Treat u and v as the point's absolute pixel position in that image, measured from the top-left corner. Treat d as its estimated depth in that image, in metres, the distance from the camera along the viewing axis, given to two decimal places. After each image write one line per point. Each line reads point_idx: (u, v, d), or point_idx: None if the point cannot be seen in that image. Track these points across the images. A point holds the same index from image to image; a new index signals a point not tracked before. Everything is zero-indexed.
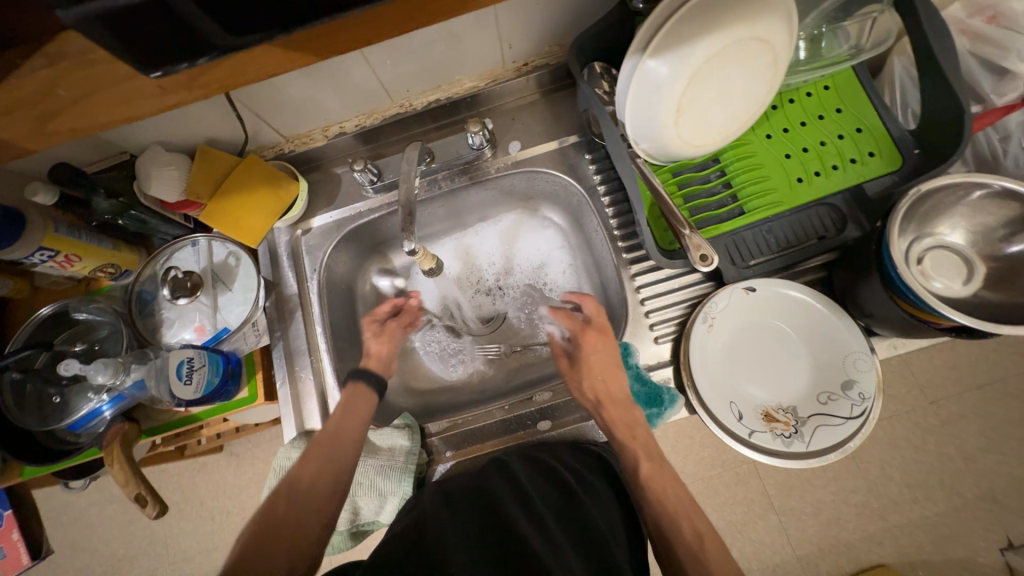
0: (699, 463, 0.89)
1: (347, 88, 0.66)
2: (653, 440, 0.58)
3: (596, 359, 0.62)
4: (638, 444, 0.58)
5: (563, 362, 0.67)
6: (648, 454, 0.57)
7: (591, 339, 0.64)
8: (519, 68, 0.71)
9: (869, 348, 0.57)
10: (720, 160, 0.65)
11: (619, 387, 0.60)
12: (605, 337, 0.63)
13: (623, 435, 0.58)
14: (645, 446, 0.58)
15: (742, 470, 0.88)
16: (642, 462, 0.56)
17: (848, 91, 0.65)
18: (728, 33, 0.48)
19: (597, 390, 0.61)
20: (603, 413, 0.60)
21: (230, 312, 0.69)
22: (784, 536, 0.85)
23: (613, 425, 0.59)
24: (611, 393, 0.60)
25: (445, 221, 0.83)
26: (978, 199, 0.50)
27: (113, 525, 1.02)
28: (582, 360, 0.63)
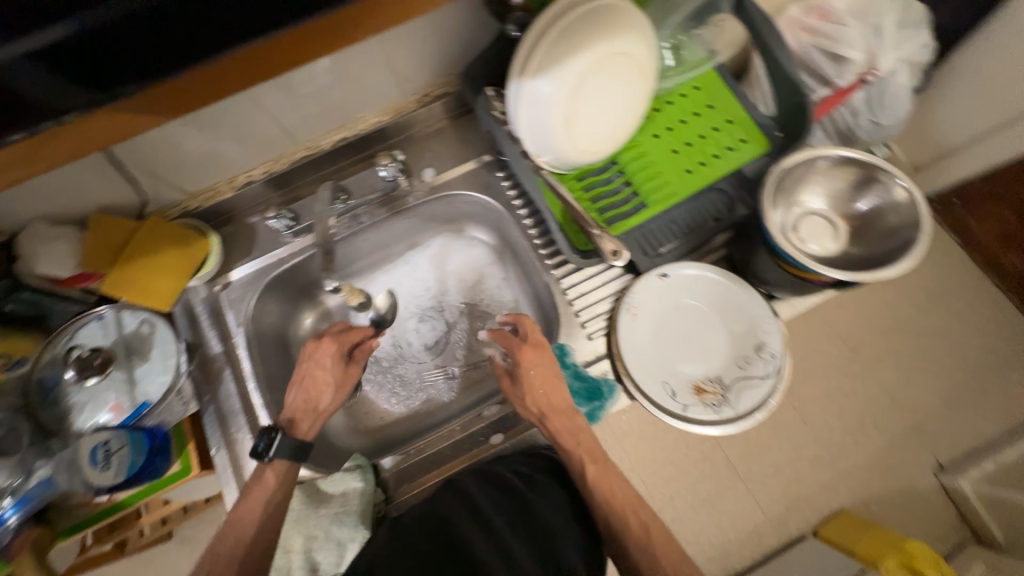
0: (664, 448, 0.84)
1: (248, 136, 0.66)
2: (598, 444, 0.58)
3: (537, 374, 0.61)
4: (583, 450, 0.58)
5: (505, 381, 0.65)
6: (593, 457, 0.57)
7: (529, 355, 0.62)
8: (420, 99, 0.74)
9: (772, 313, 0.64)
10: (618, 162, 0.71)
11: (561, 398, 0.60)
12: (543, 352, 0.61)
13: (568, 443, 0.58)
14: (590, 450, 0.57)
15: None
16: (587, 466, 0.56)
17: (715, 88, 0.73)
18: (595, 51, 0.53)
19: (540, 404, 0.60)
20: (548, 425, 0.59)
21: (149, 384, 0.64)
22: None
23: (558, 435, 0.59)
24: (554, 405, 0.60)
25: (374, 254, 0.83)
26: (827, 169, 0.58)
27: None
28: (523, 378, 0.62)
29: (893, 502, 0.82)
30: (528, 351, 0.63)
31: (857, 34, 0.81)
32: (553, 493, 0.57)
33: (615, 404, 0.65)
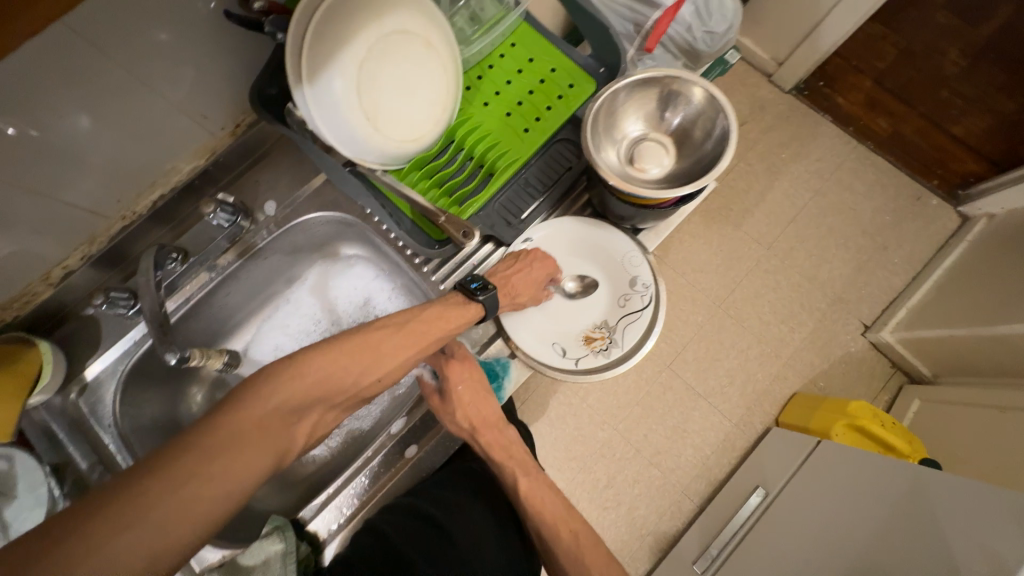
0: None
1: (40, 225, 0.58)
2: (528, 455, 0.62)
3: (466, 388, 0.59)
4: (514, 462, 0.61)
5: (433, 401, 0.60)
6: (524, 469, 0.61)
7: (456, 370, 0.59)
8: (234, 131, 0.68)
9: (638, 247, 0.65)
10: (454, 141, 0.69)
11: (491, 410, 0.60)
12: (471, 366, 0.60)
13: (500, 456, 0.61)
14: (521, 462, 0.61)
15: (664, 378, 1.03)
16: (521, 479, 0.60)
17: (531, 40, 0.72)
18: (368, 36, 0.51)
19: (472, 418, 0.59)
20: (480, 438, 0.59)
21: (24, 523, 0.58)
22: (718, 412, 1.02)
23: (490, 448, 0.60)
24: (485, 418, 0.60)
25: (249, 304, 0.77)
26: (635, 94, 0.58)
27: None
28: (451, 394, 0.58)
29: None
30: (454, 366, 0.60)
31: None
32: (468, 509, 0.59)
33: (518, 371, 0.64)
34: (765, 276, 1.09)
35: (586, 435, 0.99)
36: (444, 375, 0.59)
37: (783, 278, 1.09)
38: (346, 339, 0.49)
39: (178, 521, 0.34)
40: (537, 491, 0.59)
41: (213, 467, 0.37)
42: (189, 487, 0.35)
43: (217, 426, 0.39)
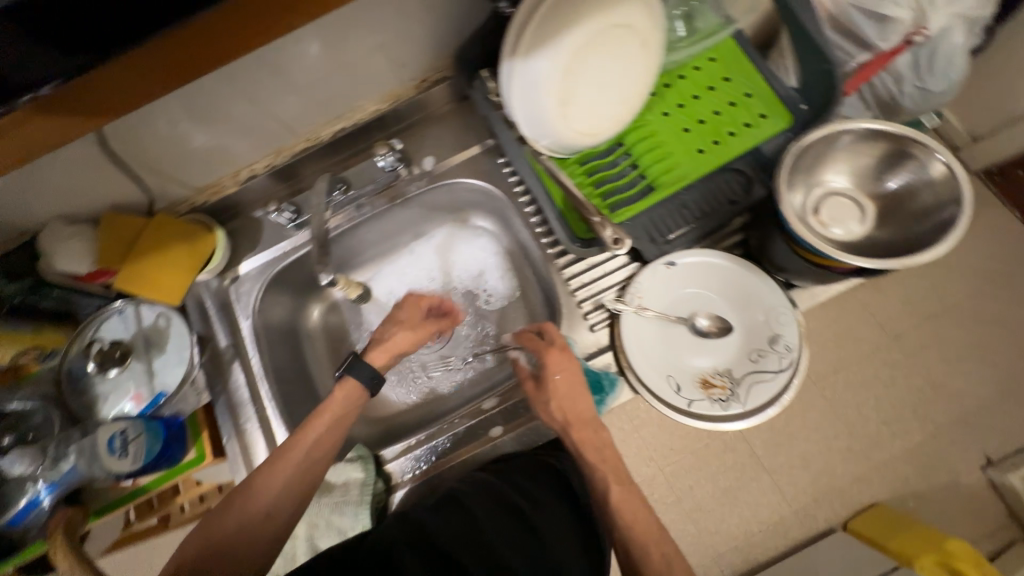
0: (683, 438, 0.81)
1: (246, 129, 0.66)
2: (623, 463, 0.56)
3: (564, 379, 0.58)
4: (609, 468, 0.56)
5: (528, 385, 0.62)
6: (618, 477, 0.56)
7: (557, 359, 0.59)
8: (419, 85, 0.72)
9: (790, 303, 0.59)
10: (623, 144, 0.67)
11: (587, 407, 0.58)
12: (570, 356, 0.59)
13: (593, 458, 0.57)
14: (615, 470, 0.56)
15: (727, 436, 0.80)
16: (612, 486, 0.55)
17: (734, 59, 0.67)
18: (592, 23, 0.49)
19: (566, 411, 0.58)
20: (573, 434, 0.57)
21: (166, 375, 0.67)
22: (777, 492, 0.76)
23: (584, 447, 0.57)
24: (580, 414, 0.58)
25: (379, 245, 0.82)
26: (854, 144, 0.52)
27: None
28: (547, 381, 0.59)
29: (936, 502, 0.75)
30: (555, 354, 0.60)
31: None
32: (553, 510, 0.56)
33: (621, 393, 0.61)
34: (882, 367, 0.81)
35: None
36: (542, 361, 0.60)
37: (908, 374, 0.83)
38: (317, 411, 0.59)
39: (260, 513, 0.54)
40: (629, 505, 0.54)
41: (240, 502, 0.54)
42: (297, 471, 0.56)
43: (272, 463, 0.56)
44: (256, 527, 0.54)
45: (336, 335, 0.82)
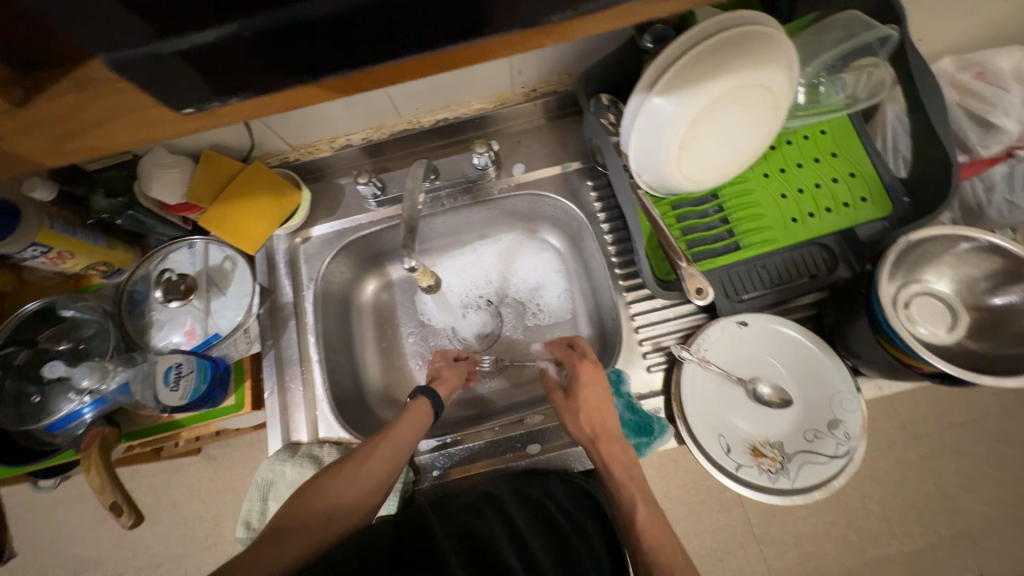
0: (683, 490, 0.85)
1: (356, 101, 0.66)
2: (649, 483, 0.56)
3: (592, 391, 0.59)
4: (636, 486, 0.55)
5: (556, 395, 0.63)
6: (644, 497, 0.55)
7: (587, 369, 0.61)
8: (527, 93, 0.73)
9: (857, 389, 0.57)
10: (718, 196, 0.67)
11: (614, 420, 0.58)
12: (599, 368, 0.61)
13: (620, 473, 0.56)
14: (641, 488, 0.55)
15: (726, 499, 0.84)
16: (638, 506, 0.54)
17: (845, 138, 0.67)
18: (734, 77, 0.50)
19: (593, 422, 0.58)
20: (598, 447, 0.57)
21: (222, 317, 0.68)
22: (765, 566, 0.81)
23: (609, 460, 0.56)
24: (606, 426, 0.58)
25: (445, 236, 0.83)
26: (964, 252, 0.52)
27: (79, 525, 0.98)
28: (577, 390, 0.60)
29: None
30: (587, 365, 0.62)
31: (1019, 103, 0.72)
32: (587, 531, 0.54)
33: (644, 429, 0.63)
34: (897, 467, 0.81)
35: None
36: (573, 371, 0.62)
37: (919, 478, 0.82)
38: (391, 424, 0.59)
39: (326, 511, 0.52)
40: (654, 527, 0.53)
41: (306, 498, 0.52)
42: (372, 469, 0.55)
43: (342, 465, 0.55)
44: (324, 519, 0.51)
45: (384, 313, 0.83)
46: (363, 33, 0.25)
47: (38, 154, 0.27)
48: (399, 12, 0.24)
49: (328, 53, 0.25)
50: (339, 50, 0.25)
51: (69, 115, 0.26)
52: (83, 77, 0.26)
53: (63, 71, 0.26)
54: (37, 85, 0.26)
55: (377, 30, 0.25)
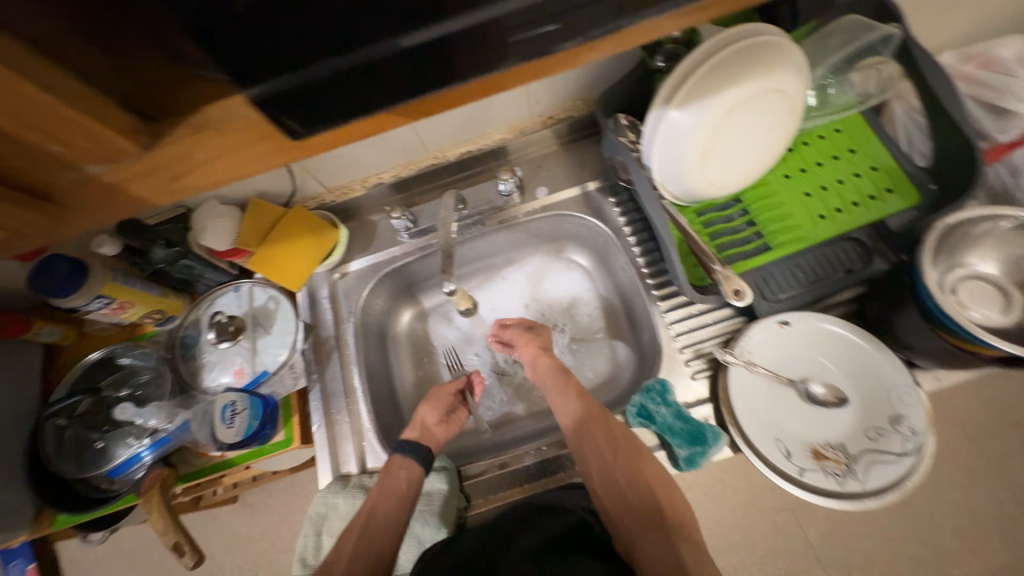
0: (733, 511, 0.80)
1: (385, 142, 0.70)
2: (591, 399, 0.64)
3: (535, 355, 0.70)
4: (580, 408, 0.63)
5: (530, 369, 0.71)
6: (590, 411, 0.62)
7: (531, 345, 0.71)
8: (544, 121, 0.77)
9: (915, 382, 0.55)
10: (741, 200, 0.69)
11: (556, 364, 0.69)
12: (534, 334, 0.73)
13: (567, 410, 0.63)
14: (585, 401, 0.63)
15: (782, 519, 0.79)
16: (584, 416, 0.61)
17: (860, 133, 0.69)
18: (750, 85, 0.52)
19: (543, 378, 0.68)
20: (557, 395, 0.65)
21: (268, 355, 0.71)
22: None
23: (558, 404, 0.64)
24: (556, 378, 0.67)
25: (475, 261, 0.85)
26: (1007, 231, 0.53)
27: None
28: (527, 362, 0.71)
29: None
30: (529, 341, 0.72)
31: None
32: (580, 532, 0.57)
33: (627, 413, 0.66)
34: (961, 471, 0.76)
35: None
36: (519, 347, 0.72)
37: (986, 484, 0.76)
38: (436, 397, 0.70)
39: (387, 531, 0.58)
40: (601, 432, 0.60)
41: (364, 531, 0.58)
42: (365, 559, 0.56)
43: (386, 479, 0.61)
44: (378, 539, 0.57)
45: (418, 342, 0.84)
46: (364, 83, 0.27)
47: (150, 194, 0.30)
48: (421, 71, 0.27)
49: (355, 96, 0.27)
50: (364, 95, 0.28)
51: (183, 156, 0.29)
52: (196, 120, 0.29)
53: (176, 119, 0.29)
54: (157, 133, 0.28)
55: (379, 91, 0.28)
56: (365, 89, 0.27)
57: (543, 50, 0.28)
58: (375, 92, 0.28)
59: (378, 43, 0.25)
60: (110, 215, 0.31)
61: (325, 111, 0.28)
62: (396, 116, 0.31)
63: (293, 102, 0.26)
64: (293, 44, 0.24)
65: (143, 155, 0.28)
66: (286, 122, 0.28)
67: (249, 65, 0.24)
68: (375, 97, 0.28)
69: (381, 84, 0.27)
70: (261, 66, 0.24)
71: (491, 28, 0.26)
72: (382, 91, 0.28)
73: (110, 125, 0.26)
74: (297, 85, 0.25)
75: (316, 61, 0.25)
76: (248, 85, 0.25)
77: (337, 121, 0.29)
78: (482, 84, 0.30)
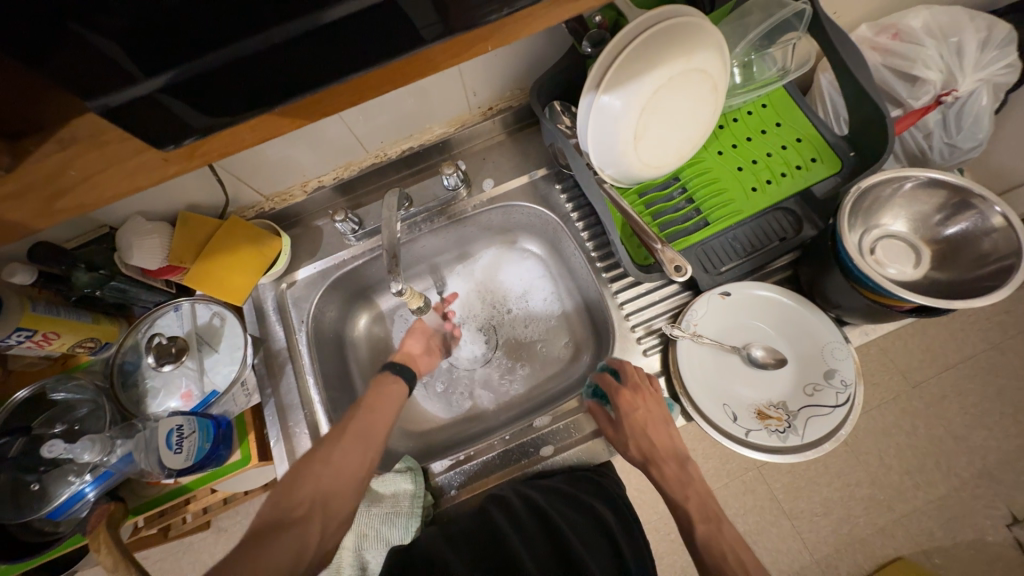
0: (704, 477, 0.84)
1: (322, 143, 0.68)
2: (708, 495, 0.57)
3: (640, 421, 0.59)
4: (692, 502, 0.57)
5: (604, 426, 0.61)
6: (703, 512, 0.55)
7: (630, 402, 0.59)
8: (484, 112, 0.76)
9: (844, 338, 0.60)
10: (679, 178, 0.71)
11: (666, 443, 0.59)
12: (645, 399, 0.59)
13: (677, 493, 0.57)
14: (700, 501, 0.56)
15: (748, 478, 0.84)
16: (696, 521, 0.54)
17: (784, 107, 0.72)
18: (672, 65, 0.53)
19: (644, 451, 0.58)
20: (653, 471, 0.58)
21: (217, 374, 0.68)
22: (799, 540, 0.81)
23: (666, 484, 0.58)
24: (659, 451, 0.58)
25: (429, 259, 0.84)
26: (912, 191, 0.58)
27: None
28: (624, 423, 0.59)
29: (957, 556, 0.77)
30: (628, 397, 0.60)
31: (936, 54, 0.78)
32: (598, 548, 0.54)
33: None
34: (902, 416, 0.82)
35: (643, 503, 0.84)
36: (616, 404, 0.60)
37: (925, 424, 0.81)
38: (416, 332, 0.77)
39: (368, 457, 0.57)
40: (718, 541, 0.53)
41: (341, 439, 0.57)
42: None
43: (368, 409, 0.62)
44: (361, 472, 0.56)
45: (378, 345, 0.84)
46: (257, 78, 0.26)
47: (26, 216, 0.29)
48: (315, 65, 0.27)
49: (247, 91, 0.27)
50: (260, 93, 0.27)
51: (57, 172, 0.28)
52: (64, 138, 0.29)
53: (44, 138, 0.29)
54: (23, 153, 0.29)
55: (275, 87, 0.27)
56: (253, 88, 0.27)
57: (437, 37, 0.28)
58: (270, 89, 0.27)
59: (263, 38, 0.24)
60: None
61: (221, 111, 0.27)
62: (304, 114, 0.31)
63: (167, 104, 0.25)
64: (170, 41, 0.23)
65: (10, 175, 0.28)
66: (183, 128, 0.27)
67: (111, 71, 0.23)
68: (264, 93, 0.27)
69: (267, 81, 0.26)
70: (124, 69, 0.23)
71: (377, 20, 0.25)
72: (268, 92, 0.27)
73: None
74: (170, 86, 0.24)
75: (186, 62, 0.24)
76: (112, 91, 0.24)
77: (236, 120, 0.28)
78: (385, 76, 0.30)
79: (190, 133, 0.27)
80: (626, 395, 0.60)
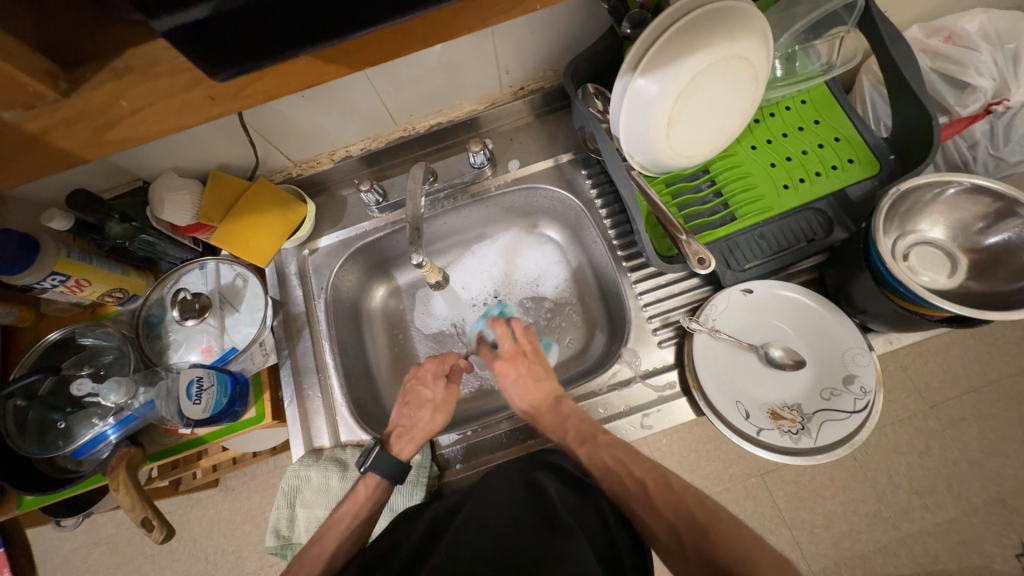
0: (706, 479, 0.84)
1: (352, 114, 0.69)
2: (585, 422, 0.60)
3: (514, 380, 0.66)
4: (573, 432, 0.60)
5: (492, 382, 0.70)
6: (581, 436, 0.59)
7: (504, 368, 0.67)
8: (515, 92, 0.76)
9: (868, 345, 0.58)
10: (709, 171, 0.69)
11: (545, 392, 0.64)
12: (517, 360, 0.67)
13: (558, 433, 0.61)
14: (579, 429, 0.60)
15: (751, 484, 0.83)
16: (575, 445, 0.59)
17: (824, 104, 0.70)
18: (714, 50, 0.52)
19: (527, 403, 0.64)
20: (539, 420, 0.62)
21: (237, 333, 0.70)
22: (797, 550, 0.80)
23: (548, 428, 0.62)
24: (539, 400, 0.63)
25: (448, 237, 0.85)
26: (954, 197, 0.56)
27: (113, 558, 1.01)
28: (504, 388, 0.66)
29: None
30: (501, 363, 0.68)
31: (990, 60, 0.74)
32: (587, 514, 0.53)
33: (606, 373, 0.66)
34: (918, 434, 0.80)
35: None
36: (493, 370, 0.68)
37: (939, 445, 0.79)
38: (406, 396, 0.67)
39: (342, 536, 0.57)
40: (603, 451, 0.58)
41: (316, 541, 0.57)
42: (348, 529, 0.57)
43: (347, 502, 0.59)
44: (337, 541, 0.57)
45: (393, 319, 0.85)
46: (307, 14, 0.26)
47: (76, 145, 0.30)
48: (363, 8, 0.27)
49: (295, 29, 0.27)
50: (307, 30, 0.27)
51: (107, 106, 0.29)
52: (116, 68, 0.29)
53: (98, 66, 0.29)
54: (78, 80, 0.29)
55: (323, 27, 0.27)
56: (297, 24, 0.26)
57: None
58: (317, 30, 0.27)
59: None
60: (38, 169, 0.31)
61: (270, 50, 0.27)
62: (347, 61, 0.31)
63: (214, 34, 0.25)
64: None
65: (65, 101, 0.28)
66: (227, 62, 0.27)
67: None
68: (310, 32, 0.27)
69: (314, 18, 0.26)
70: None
71: None
72: (315, 31, 0.27)
73: (25, 70, 0.26)
74: (218, 15, 0.24)
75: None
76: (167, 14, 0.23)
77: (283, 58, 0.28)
78: (428, 27, 0.30)
79: (234, 69, 0.28)
80: (502, 345, 0.69)
